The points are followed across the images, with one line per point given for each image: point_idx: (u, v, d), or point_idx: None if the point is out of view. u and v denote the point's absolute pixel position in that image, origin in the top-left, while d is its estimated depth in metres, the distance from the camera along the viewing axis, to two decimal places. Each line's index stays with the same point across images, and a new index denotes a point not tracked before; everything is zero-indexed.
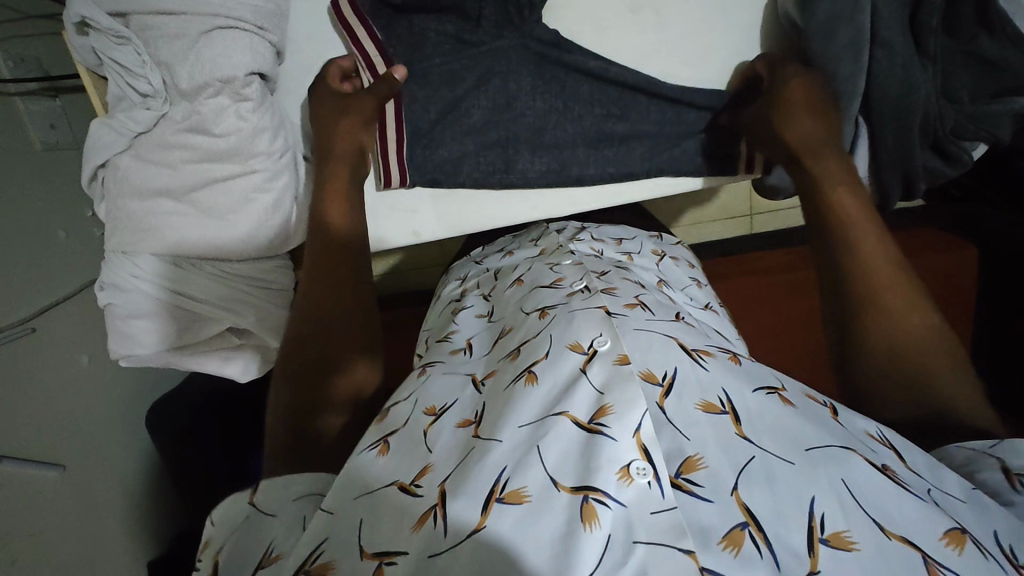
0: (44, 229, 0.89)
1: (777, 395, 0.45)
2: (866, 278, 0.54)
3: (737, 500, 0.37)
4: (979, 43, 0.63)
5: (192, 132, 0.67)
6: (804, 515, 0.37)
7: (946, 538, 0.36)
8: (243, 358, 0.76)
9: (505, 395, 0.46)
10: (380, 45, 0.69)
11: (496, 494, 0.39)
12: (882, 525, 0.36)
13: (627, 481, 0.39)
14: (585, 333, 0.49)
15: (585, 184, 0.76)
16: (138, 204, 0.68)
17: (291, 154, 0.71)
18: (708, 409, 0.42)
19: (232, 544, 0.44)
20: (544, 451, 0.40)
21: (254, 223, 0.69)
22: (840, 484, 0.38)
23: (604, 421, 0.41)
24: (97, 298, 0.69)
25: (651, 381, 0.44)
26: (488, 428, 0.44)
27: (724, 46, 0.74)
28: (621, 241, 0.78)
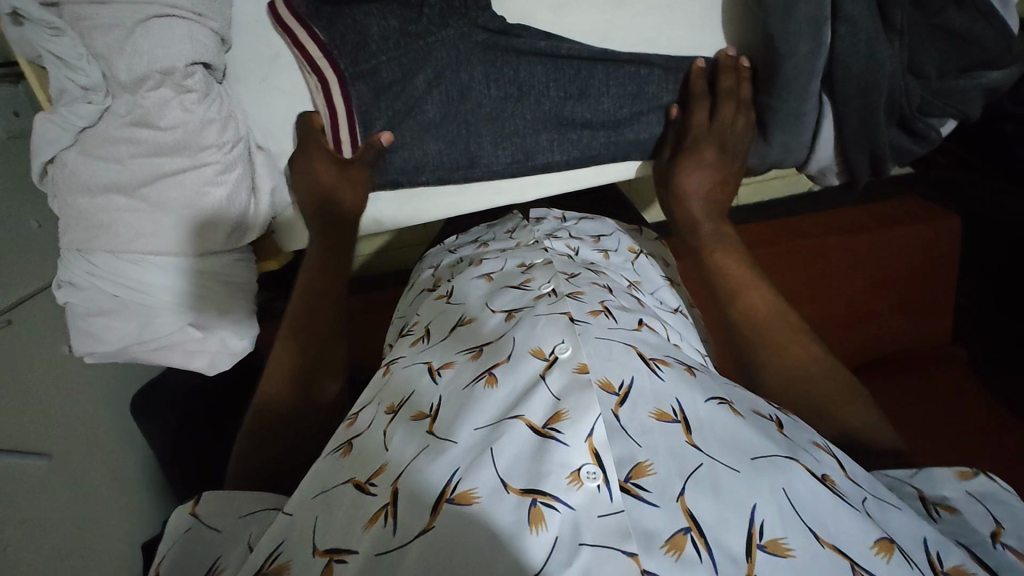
0: (14, 218, 0.88)
1: (728, 404, 0.45)
2: (750, 322, 0.57)
3: (682, 506, 0.37)
4: (947, 16, 0.60)
5: (138, 126, 0.65)
6: (744, 524, 0.37)
7: (877, 547, 0.37)
8: (209, 353, 0.75)
9: (463, 396, 0.46)
10: (325, 49, 0.66)
11: (447, 495, 0.39)
12: (817, 533, 0.37)
13: (577, 485, 0.38)
14: (549, 339, 0.49)
15: (551, 171, 0.75)
16: (89, 201, 0.66)
17: (244, 145, 0.69)
18: (661, 417, 0.42)
19: (175, 553, 0.44)
20: (496, 455, 0.40)
21: (208, 215, 0.68)
22: (781, 492, 0.38)
23: (557, 427, 0.41)
24: (56, 296, 0.69)
25: (607, 390, 0.44)
26: (444, 427, 0.44)
27: (692, 22, 0.71)
28: (599, 238, 0.77)
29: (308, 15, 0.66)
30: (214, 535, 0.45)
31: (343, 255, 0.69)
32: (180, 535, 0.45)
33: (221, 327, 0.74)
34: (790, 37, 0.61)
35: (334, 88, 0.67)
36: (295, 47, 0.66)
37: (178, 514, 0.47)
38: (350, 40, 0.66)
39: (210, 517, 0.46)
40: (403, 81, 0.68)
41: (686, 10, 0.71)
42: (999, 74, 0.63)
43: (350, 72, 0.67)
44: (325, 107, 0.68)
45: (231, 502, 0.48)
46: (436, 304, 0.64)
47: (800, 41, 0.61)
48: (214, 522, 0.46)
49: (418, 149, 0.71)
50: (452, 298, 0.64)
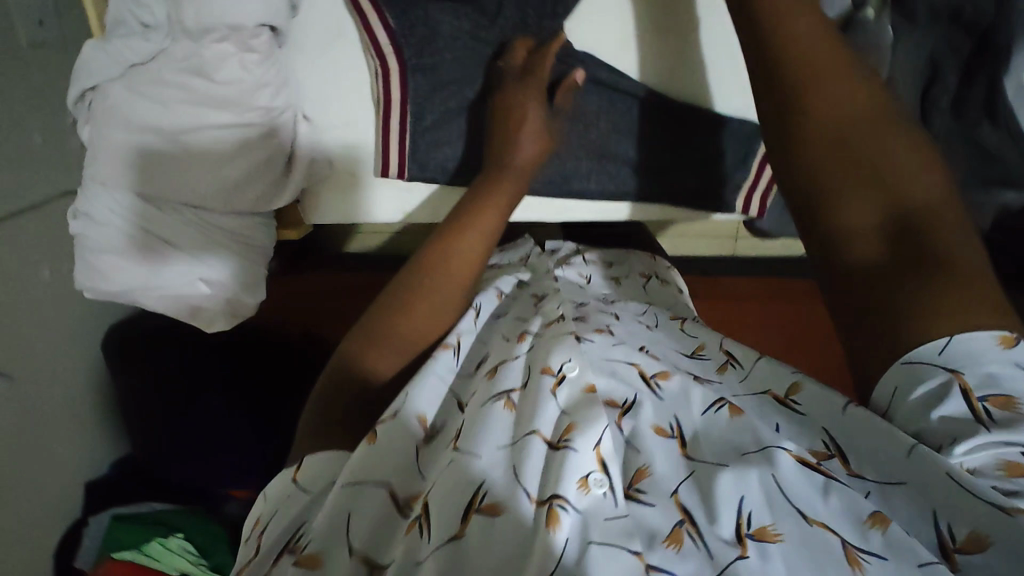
0: (19, 129, 0.85)
1: (727, 406, 0.42)
2: (811, 83, 0.44)
3: (676, 501, 0.38)
4: (981, 131, 0.64)
5: (192, 74, 0.64)
6: (731, 515, 0.36)
7: (872, 520, 0.33)
8: (211, 311, 0.75)
9: (480, 413, 0.45)
10: (392, 35, 0.67)
11: (474, 505, 0.39)
12: (806, 513, 0.34)
13: (585, 490, 0.39)
14: (555, 356, 0.48)
15: (584, 198, 0.76)
16: (124, 138, 0.65)
17: (291, 113, 0.69)
18: (660, 432, 0.42)
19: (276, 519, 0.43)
20: (521, 474, 0.40)
21: (243, 176, 0.68)
22: (769, 478, 0.36)
23: (569, 438, 0.41)
24: (70, 226, 0.68)
25: (612, 406, 0.45)
26: (466, 441, 0.43)
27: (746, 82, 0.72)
28: (611, 265, 0.82)
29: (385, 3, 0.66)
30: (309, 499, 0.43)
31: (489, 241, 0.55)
32: (283, 500, 0.43)
33: (228, 287, 0.74)
34: None
35: (392, 73, 0.68)
36: (363, 30, 0.67)
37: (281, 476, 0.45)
38: (415, 31, 0.67)
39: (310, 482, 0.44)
40: (463, 81, 0.70)
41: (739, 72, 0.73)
42: (1015, 195, 0.65)
43: (413, 63, 0.68)
44: (380, 89, 0.69)
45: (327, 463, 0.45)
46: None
47: None
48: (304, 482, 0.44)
49: (459, 151, 0.72)
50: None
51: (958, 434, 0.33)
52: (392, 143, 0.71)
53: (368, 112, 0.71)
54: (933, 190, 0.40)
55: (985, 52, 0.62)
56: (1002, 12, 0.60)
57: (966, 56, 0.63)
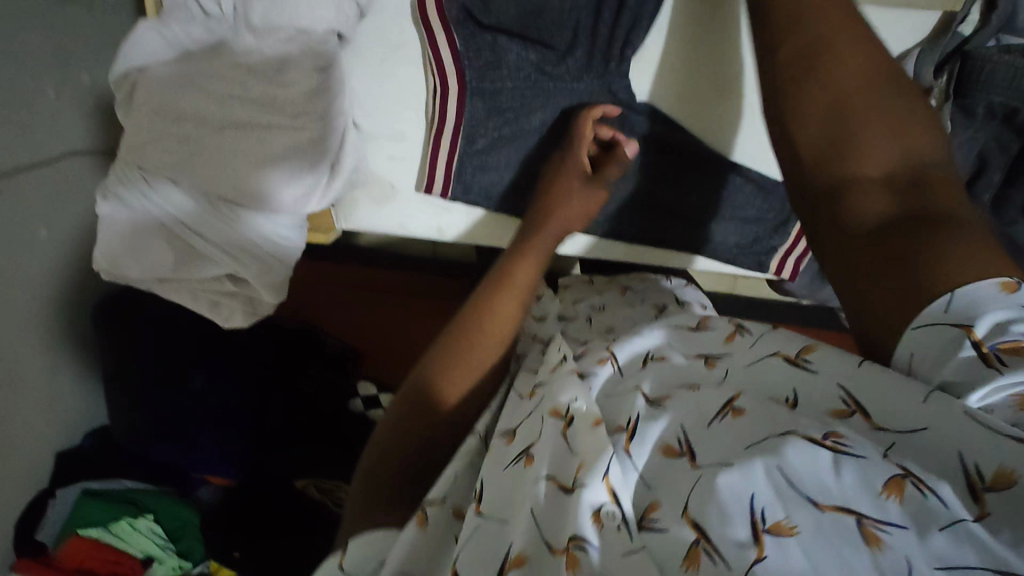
0: (31, 84, 0.81)
1: (730, 412, 0.39)
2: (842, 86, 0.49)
3: (688, 519, 0.34)
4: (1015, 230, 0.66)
5: (247, 70, 0.62)
6: (746, 517, 0.32)
7: (886, 490, 0.31)
8: (230, 308, 0.72)
9: (503, 478, 0.43)
10: (457, 55, 0.64)
11: (505, 565, 0.37)
12: (818, 499, 0.31)
13: (598, 525, 0.36)
14: (561, 394, 0.44)
15: (623, 238, 0.79)
16: (167, 124, 0.63)
17: (344, 121, 0.65)
18: (668, 453, 0.38)
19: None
20: (539, 517, 0.38)
21: (285, 178, 0.66)
22: (776, 470, 0.33)
23: (582, 480, 0.38)
24: (99, 207, 0.66)
25: (619, 431, 0.41)
26: (494, 506, 0.41)
27: None
28: (626, 290, 0.81)
29: (455, 20, 0.63)
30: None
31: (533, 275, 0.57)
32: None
33: (252, 286, 0.71)
34: None
35: (452, 96, 0.67)
36: (429, 48, 0.64)
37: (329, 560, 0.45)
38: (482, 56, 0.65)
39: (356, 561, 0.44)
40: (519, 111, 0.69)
41: None
42: None
43: (473, 86, 0.66)
44: (437, 110, 0.68)
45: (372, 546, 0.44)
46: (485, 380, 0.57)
47: None
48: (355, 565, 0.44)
49: (503, 177, 0.73)
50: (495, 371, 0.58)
51: (970, 384, 0.33)
52: (438, 176, 0.72)
53: (422, 129, 0.71)
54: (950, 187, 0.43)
55: None
56: None
57: (1013, 155, 0.64)
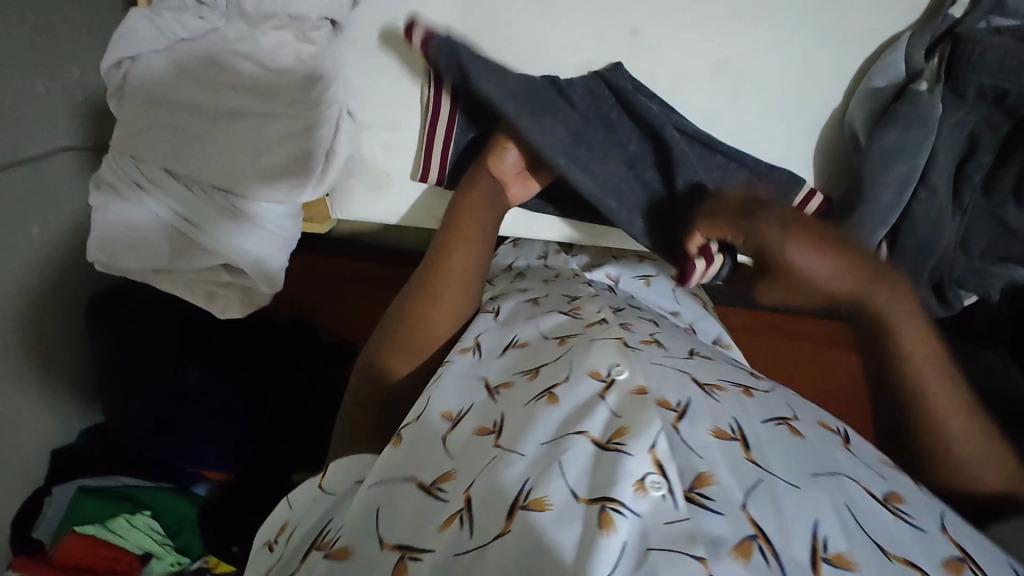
0: (21, 79, 0.80)
1: (784, 426, 0.51)
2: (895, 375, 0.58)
3: (746, 515, 0.42)
4: (1005, 211, 0.67)
5: (242, 58, 0.62)
6: (807, 538, 0.41)
7: (947, 566, 0.43)
8: (227, 296, 0.73)
9: (525, 411, 0.50)
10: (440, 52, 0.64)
11: (519, 502, 0.43)
12: (885, 548, 0.42)
13: (642, 492, 0.42)
14: (602, 362, 0.53)
15: (617, 226, 0.74)
16: (161, 113, 0.64)
17: (337, 108, 0.65)
18: (719, 436, 0.48)
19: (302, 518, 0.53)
20: (565, 467, 0.44)
21: (278, 165, 0.66)
22: (843, 507, 0.44)
23: (621, 441, 0.45)
24: (90, 197, 0.66)
25: (665, 406, 0.49)
26: (508, 439, 0.48)
27: (794, 131, 0.71)
28: (639, 270, 0.84)
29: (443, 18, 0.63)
30: (330, 500, 0.53)
31: (474, 245, 0.66)
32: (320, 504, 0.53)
33: (247, 275, 0.71)
34: (873, 187, 0.65)
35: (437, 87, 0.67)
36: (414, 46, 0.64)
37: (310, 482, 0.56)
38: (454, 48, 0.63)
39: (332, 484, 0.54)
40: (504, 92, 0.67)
41: (792, 121, 0.71)
42: None
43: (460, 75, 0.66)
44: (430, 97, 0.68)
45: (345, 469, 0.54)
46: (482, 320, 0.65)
47: (883, 191, 0.65)
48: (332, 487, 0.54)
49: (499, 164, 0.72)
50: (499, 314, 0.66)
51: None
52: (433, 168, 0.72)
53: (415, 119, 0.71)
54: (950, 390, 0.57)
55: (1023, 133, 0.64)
56: None
57: (1004, 136, 0.65)
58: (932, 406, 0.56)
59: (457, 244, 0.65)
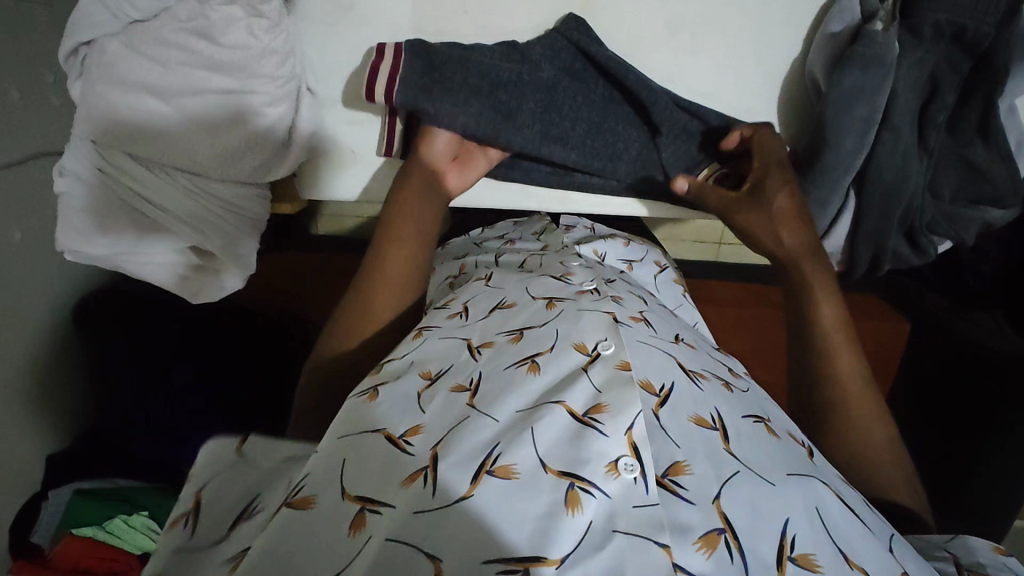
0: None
1: (763, 423, 0.51)
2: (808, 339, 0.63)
3: (716, 508, 0.41)
4: (972, 149, 0.67)
5: (194, 35, 0.62)
6: (776, 534, 0.41)
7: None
8: (196, 280, 0.74)
9: (505, 375, 0.49)
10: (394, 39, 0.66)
11: (486, 467, 0.42)
12: (848, 556, 0.42)
13: (614, 475, 0.42)
14: (591, 335, 0.53)
15: (586, 190, 0.77)
16: (120, 96, 0.62)
17: (295, 84, 0.68)
18: (700, 423, 0.47)
19: (217, 482, 0.48)
20: (537, 436, 0.43)
21: (242, 143, 0.67)
22: (814, 510, 0.43)
23: (598, 417, 0.45)
24: (54, 183, 0.64)
25: (648, 390, 0.49)
26: (486, 401, 0.47)
27: (752, 84, 0.72)
28: (628, 242, 0.84)
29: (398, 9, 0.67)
30: (256, 474, 0.50)
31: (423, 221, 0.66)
32: (224, 466, 0.49)
33: (216, 258, 0.73)
34: (838, 132, 0.65)
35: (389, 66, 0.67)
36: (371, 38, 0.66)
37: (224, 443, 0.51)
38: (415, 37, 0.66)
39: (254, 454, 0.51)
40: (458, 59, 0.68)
41: (749, 77, 0.72)
42: (1000, 213, 0.69)
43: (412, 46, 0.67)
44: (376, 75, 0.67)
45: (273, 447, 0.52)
46: (473, 288, 0.65)
47: (847, 135, 0.65)
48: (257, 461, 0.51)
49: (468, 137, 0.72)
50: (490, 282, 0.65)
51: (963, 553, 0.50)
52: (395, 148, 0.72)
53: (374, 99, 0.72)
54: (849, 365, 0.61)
55: (984, 71, 0.63)
56: (1001, 34, 0.61)
57: (965, 76, 0.64)
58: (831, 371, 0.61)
59: (402, 217, 0.65)
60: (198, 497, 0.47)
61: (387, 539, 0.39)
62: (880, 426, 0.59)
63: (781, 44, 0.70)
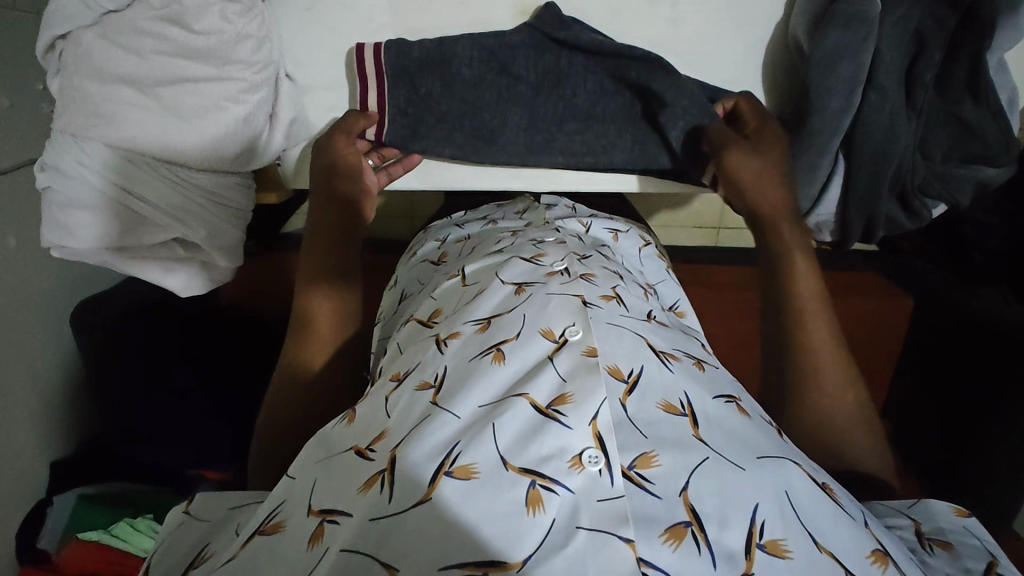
0: None
1: (734, 404, 0.48)
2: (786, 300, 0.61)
3: (683, 501, 0.39)
4: (962, 107, 0.65)
5: (169, 24, 0.62)
6: (746, 521, 0.38)
7: (873, 557, 0.39)
8: (186, 272, 0.75)
9: (470, 367, 0.48)
10: (378, 52, 0.69)
11: (445, 467, 0.40)
12: (817, 538, 0.39)
13: (578, 469, 0.40)
14: (559, 320, 0.51)
15: (574, 168, 0.75)
16: (97, 87, 0.62)
17: (273, 70, 0.69)
18: (668, 409, 0.45)
19: (165, 547, 0.48)
20: (498, 432, 0.42)
21: (220, 133, 0.66)
22: (784, 496, 0.40)
23: (561, 410, 0.43)
24: (37, 178, 0.65)
25: (616, 376, 0.46)
26: (447, 398, 0.45)
27: (735, 54, 0.71)
28: (609, 219, 0.84)
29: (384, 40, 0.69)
30: (203, 525, 0.49)
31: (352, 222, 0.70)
32: (174, 529, 0.49)
33: (203, 250, 0.73)
34: (825, 94, 0.64)
35: (371, 75, 0.70)
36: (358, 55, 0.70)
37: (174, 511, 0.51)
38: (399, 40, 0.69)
39: (202, 512, 0.51)
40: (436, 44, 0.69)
41: (734, 45, 0.71)
42: (994, 171, 0.68)
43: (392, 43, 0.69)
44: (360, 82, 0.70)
45: (220, 500, 0.52)
46: (448, 285, 0.64)
47: (832, 97, 0.64)
48: (205, 516, 0.50)
49: (457, 126, 0.72)
50: (466, 278, 0.64)
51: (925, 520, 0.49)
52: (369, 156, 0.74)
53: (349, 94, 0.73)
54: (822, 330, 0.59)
55: (969, 25, 0.61)
56: None
57: (952, 31, 0.62)
58: (802, 336, 0.59)
59: (332, 211, 0.69)
60: (147, 563, 0.47)
61: (342, 549, 0.39)
62: (854, 395, 0.57)
63: (763, 11, 0.70)
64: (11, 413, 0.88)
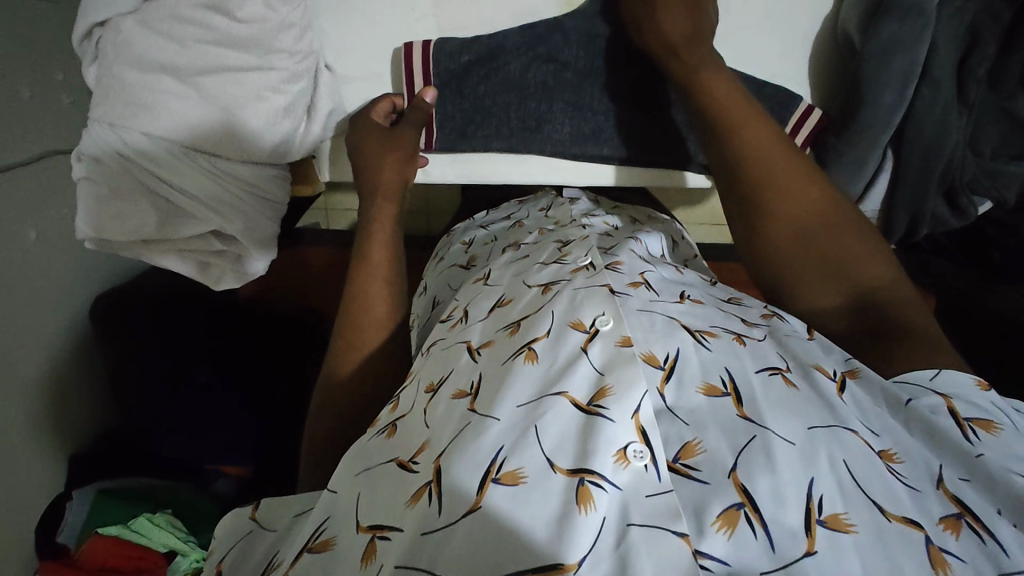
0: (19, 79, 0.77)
1: (780, 375, 0.45)
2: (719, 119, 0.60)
3: (733, 481, 0.37)
4: (1015, 103, 0.64)
5: (211, 11, 0.61)
6: (802, 498, 0.37)
7: (944, 523, 0.37)
8: (220, 266, 0.73)
9: (502, 369, 0.46)
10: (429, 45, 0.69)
11: (491, 474, 0.39)
12: (884, 507, 0.37)
13: (624, 464, 0.39)
14: (588, 311, 0.49)
15: (610, 161, 0.74)
16: (137, 75, 0.61)
17: (313, 60, 0.68)
18: (709, 392, 0.43)
19: (235, 553, 0.49)
20: (541, 433, 0.40)
21: (262, 123, 0.65)
22: (840, 464, 0.38)
23: (603, 403, 0.41)
24: (75, 169, 0.64)
25: (652, 363, 0.45)
26: (485, 403, 0.44)
27: (781, 47, 0.70)
28: (633, 214, 0.83)
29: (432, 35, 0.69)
30: (272, 534, 0.49)
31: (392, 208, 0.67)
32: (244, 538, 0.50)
33: (238, 242, 0.71)
34: (877, 87, 0.63)
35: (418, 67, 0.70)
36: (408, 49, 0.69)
37: (241, 515, 0.52)
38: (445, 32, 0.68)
39: (269, 518, 0.51)
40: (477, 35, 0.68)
41: (780, 37, 0.70)
42: None
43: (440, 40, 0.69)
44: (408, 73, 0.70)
45: (284, 503, 0.51)
46: (472, 287, 0.63)
47: (885, 90, 0.63)
48: (273, 524, 0.50)
49: (499, 118, 0.72)
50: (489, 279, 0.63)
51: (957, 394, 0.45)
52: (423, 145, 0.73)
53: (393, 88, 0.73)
54: (766, 138, 0.59)
55: None
56: None
57: (1007, 25, 0.61)
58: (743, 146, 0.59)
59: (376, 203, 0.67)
60: (220, 567, 0.48)
61: (397, 566, 0.38)
62: (812, 190, 0.57)
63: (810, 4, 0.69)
64: (29, 406, 0.87)
